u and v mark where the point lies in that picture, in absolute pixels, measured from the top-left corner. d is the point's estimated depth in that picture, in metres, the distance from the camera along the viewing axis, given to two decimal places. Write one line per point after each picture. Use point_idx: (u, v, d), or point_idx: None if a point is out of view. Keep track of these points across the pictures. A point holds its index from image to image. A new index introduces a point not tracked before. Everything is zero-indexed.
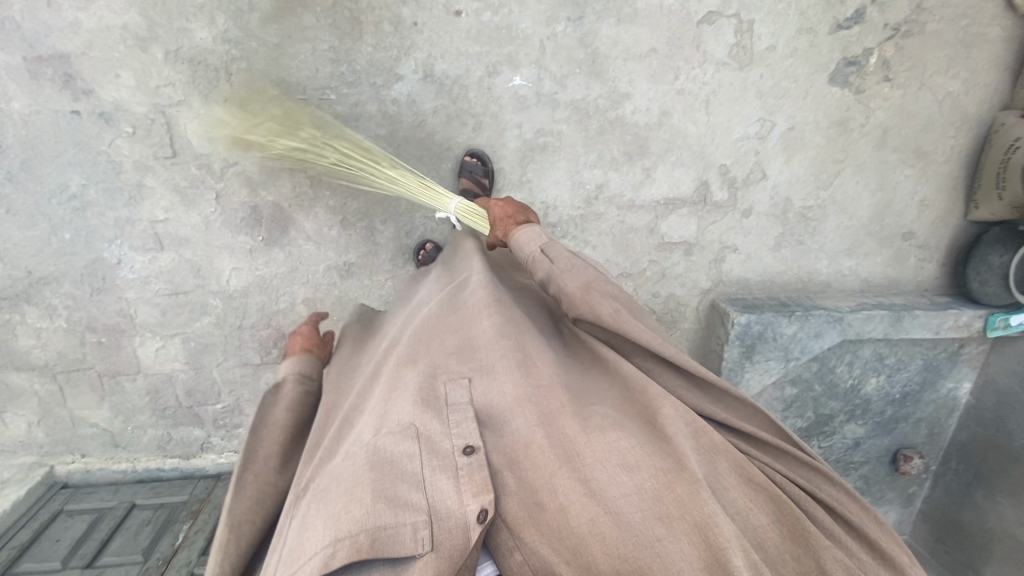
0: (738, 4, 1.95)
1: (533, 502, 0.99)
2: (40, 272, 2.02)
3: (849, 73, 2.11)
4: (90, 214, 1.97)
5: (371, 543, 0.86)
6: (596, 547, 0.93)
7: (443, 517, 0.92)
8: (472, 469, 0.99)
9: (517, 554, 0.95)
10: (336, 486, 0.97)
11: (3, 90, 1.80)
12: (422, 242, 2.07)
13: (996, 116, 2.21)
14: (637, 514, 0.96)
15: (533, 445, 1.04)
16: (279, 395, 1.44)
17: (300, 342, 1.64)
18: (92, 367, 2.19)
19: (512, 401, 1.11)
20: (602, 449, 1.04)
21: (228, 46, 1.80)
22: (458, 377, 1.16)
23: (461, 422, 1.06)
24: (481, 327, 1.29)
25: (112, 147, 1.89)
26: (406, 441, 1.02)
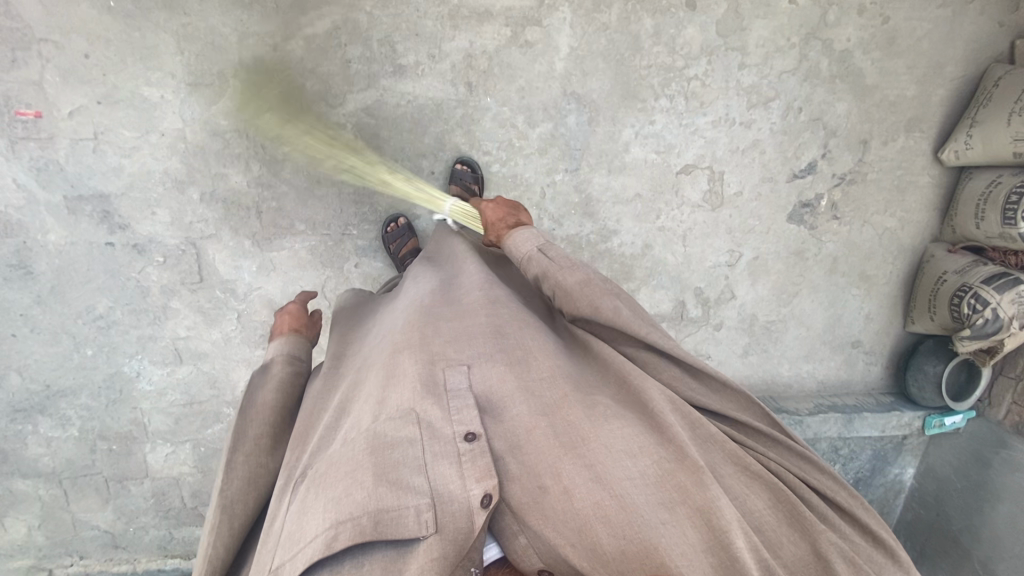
0: (710, 160, 2.26)
1: (536, 485, 1.04)
2: (58, 385, 2.10)
3: (804, 213, 2.43)
4: (115, 332, 2.08)
5: (373, 528, 0.91)
6: (600, 526, 0.99)
7: (446, 501, 0.97)
8: (473, 457, 1.03)
9: (522, 537, 1.02)
10: (336, 468, 1.00)
11: (41, 224, 1.91)
12: (394, 216, 2.04)
13: (927, 247, 2.58)
14: (642, 496, 1.02)
15: (537, 432, 1.09)
16: (267, 375, 1.40)
17: (290, 322, 1.56)
18: (100, 473, 2.25)
19: (513, 390, 1.15)
20: (609, 436, 1.10)
21: (260, 189, 1.98)
22: (458, 363, 1.19)
23: (464, 408, 1.09)
24: (476, 317, 1.32)
25: (142, 273, 2.02)
26: (407, 426, 1.06)
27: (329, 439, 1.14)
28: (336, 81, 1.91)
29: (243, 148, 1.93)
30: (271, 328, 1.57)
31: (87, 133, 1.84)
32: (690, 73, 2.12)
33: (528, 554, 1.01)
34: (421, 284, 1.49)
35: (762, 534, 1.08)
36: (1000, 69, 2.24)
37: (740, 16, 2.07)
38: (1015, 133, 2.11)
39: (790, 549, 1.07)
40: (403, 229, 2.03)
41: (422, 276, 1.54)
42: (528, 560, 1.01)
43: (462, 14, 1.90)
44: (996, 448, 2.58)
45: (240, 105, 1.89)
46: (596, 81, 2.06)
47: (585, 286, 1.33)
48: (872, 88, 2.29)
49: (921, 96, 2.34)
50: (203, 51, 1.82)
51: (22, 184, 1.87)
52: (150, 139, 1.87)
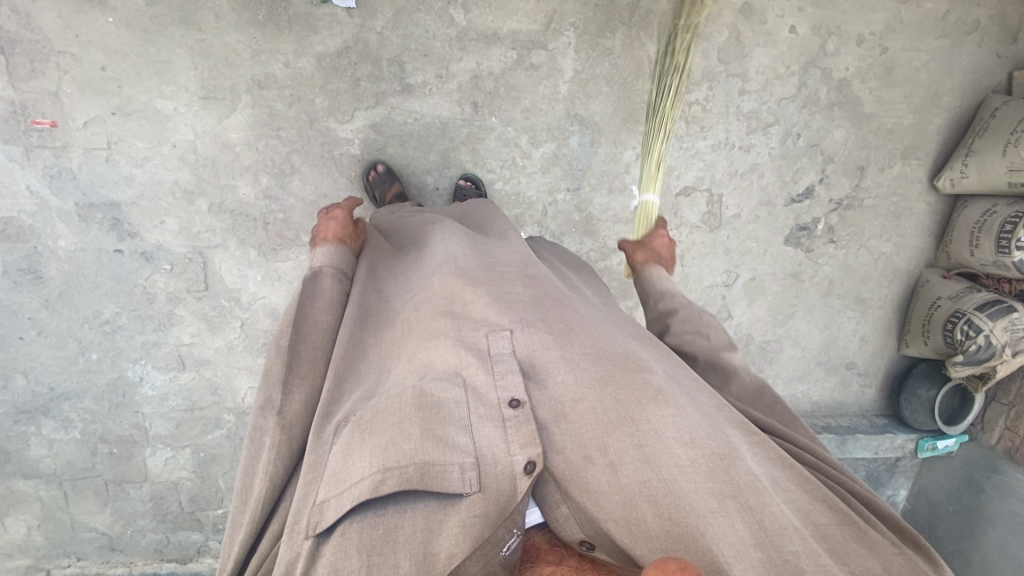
0: (709, 183, 2.30)
1: (580, 456, 0.93)
2: (62, 388, 2.13)
3: (801, 236, 2.47)
4: (120, 337, 2.11)
5: (420, 478, 0.89)
6: (645, 507, 0.87)
7: (489, 463, 0.92)
8: (519, 422, 0.96)
9: (564, 508, 0.94)
10: (384, 418, 0.97)
11: (51, 230, 1.95)
12: (373, 162, 1.99)
13: (922, 272, 2.62)
14: (693, 484, 0.88)
15: (583, 403, 0.98)
16: (317, 288, 1.28)
17: (334, 229, 1.45)
18: (100, 475, 2.27)
19: (559, 358, 1.06)
20: (662, 416, 0.96)
21: (267, 202, 2.02)
22: (501, 329, 1.13)
23: (507, 374, 1.03)
24: (518, 288, 1.26)
25: (149, 280, 2.06)
26: (453, 388, 1.02)
27: (371, 391, 1.10)
28: (345, 98, 1.95)
29: (252, 162, 1.97)
30: (314, 232, 1.47)
31: (101, 143, 1.89)
32: (691, 98, 2.16)
33: (570, 523, 0.94)
34: (458, 247, 1.43)
35: (824, 539, 0.86)
36: (996, 100, 2.29)
37: (741, 44, 2.12)
38: (1010, 164, 2.15)
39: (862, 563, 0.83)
40: (383, 176, 1.99)
41: (454, 237, 1.48)
42: (569, 529, 0.94)
43: (470, 37, 1.95)
44: (987, 472, 2.60)
45: (251, 119, 1.93)
46: (599, 104, 2.10)
47: (692, 321, 1.44)
48: (869, 116, 2.33)
49: (918, 124, 2.38)
50: (217, 66, 1.87)
51: (34, 192, 1.91)
52: (161, 151, 1.92)
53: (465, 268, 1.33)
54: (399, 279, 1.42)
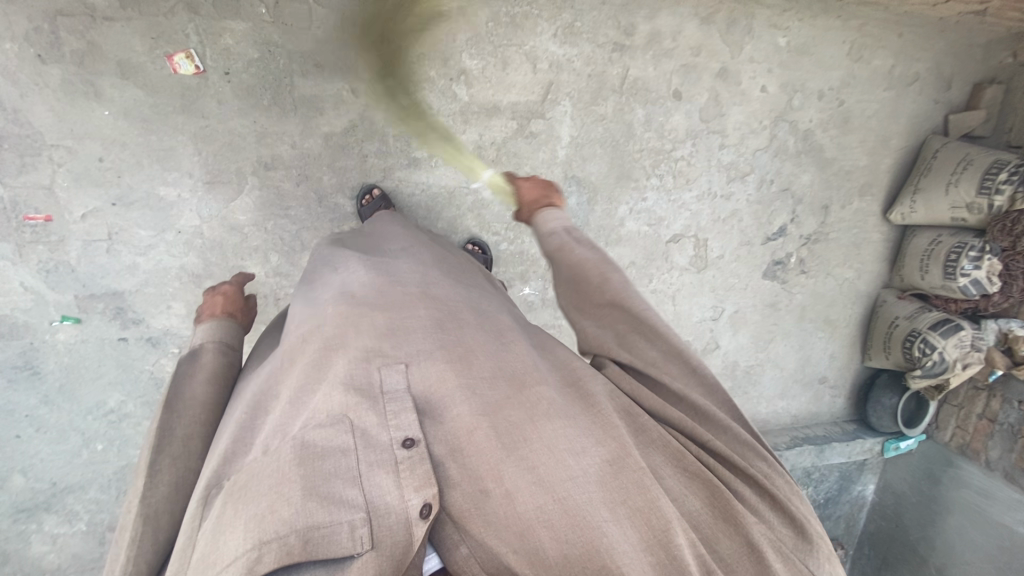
0: (696, 229, 2.48)
1: (476, 490, 0.81)
2: (65, 481, 2.05)
3: (776, 270, 2.69)
4: (126, 424, 2.05)
5: (303, 547, 0.69)
6: (544, 533, 0.79)
7: (383, 514, 0.75)
8: (413, 464, 0.80)
9: (463, 548, 0.79)
10: (261, 482, 0.74)
11: (49, 325, 1.88)
12: (368, 188, 1.96)
13: (880, 293, 2.90)
14: (586, 494, 0.84)
15: (479, 433, 0.86)
16: (196, 365, 1.09)
17: (222, 305, 1.23)
18: (109, 564, 2.20)
19: (443, 374, 0.93)
20: (549, 433, 0.90)
21: (279, 279, 2.02)
22: (394, 360, 0.93)
23: (402, 411, 0.85)
24: (417, 309, 1.06)
25: (156, 365, 2.01)
26: (338, 434, 0.80)
27: (246, 441, 0.88)
28: (353, 175, 1.98)
29: (261, 242, 1.97)
30: (197, 311, 1.24)
31: (101, 234, 1.83)
32: (677, 155, 2.32)
33: (470, 565, 0.78)
34: (349, 263, 1.22)
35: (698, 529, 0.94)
36: (936, 141, 2.57)
37: (720, 104, 2.29)
38: (953, 202, 2.44)
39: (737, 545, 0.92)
40: (379, 202, 1.95)
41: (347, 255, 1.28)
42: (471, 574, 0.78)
43: (472, 110, 2.02)
44: (945, 466, 2.92)
45: (259, 200, 1.92)
46: (593, 165, 2.22)
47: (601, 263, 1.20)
48: (831, 160, 2.57)
49: (871, 165, 2.64)
50: (221, 150, 1.84)
51: (29, 288, 1.83)
52: (166, 238, 1.88)
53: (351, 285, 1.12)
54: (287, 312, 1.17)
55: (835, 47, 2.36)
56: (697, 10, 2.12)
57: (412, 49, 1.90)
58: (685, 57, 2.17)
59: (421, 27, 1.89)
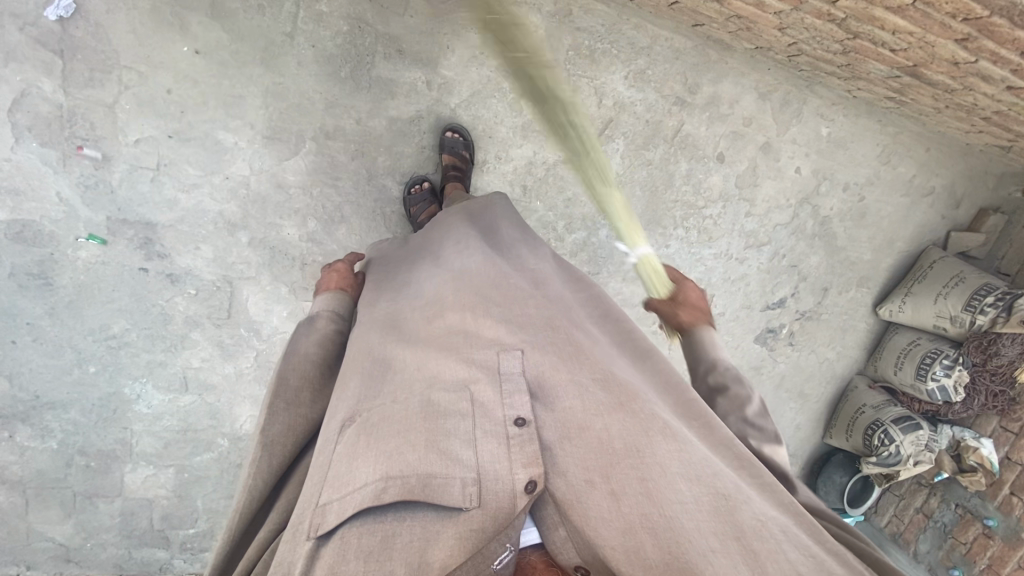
0: (706, 283, 2.60)
1: (583, 480, 0.91)
2: (49, 396, 2.03)
3: (768, 337, 2.85)
4: (124, 352, 2.04)
5: (422, 488, 0.84)
6: (644, 539, 0.83)
7: (491, 479, 0.88)
8: (522, 442, 0.93)
9: (561, 530, 0.88)
10: (390, 425, 0.95)
11: (73, 239, 1.86)
12: (421, 178, 2.00)
13: (853, 378, 3.10)
14: (697, 521, 0.85)
15: (595, 428, 0.97)
16: (313, 327, 1.34)
17: (336, 280, 1.53)
18: (69, 487, 2.17)
19: (568, 379, 1.06)
20: (670, 449, 0.94)
21: (310, 244, 2.04)
22: (512, 347, 1.11)
23: (516, 393, 1.01)
24: (528, 308, 1.25)
25: (168, 302, 2.01)
26: (460, 399, 1.00)
27: (374, 391, 1.06)
28: (407, 163, 2.03)
29: (301, 205, 1.99)
30: (317, 283, 1.55)
31: (149, 163, 1.83)
32: (707, 213, 2.44)
33: (567, 547, 0.87)
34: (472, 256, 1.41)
35: None
36: (935, 253, 2.78)
37: (756, 175, 2.43)
38: (939, 311, 2.65)
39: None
40: (426, 195, 2.00)
41: (465, 240, 1.49)
42: (566, 553, 0.87)
43: (532, 128, 2.10)
44: None
45: (311, 165, 1.95)
46: (629, 205, 2.32)
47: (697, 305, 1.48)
48: (840, 248, 2.74)
49: (874, 260, 2.83)
50: (288, 109, 1.87)
51: (63, 199, 1.81)
52: (212, 181, 1.89)
53: (471, 280, 1.32)
54: (406, 284, 1.43)
55: (869, 147, 2.52)
56: (758, 85, 2.25)
57: (492, 58, 1.97)
58: (736, 125, 2.30)
59: None
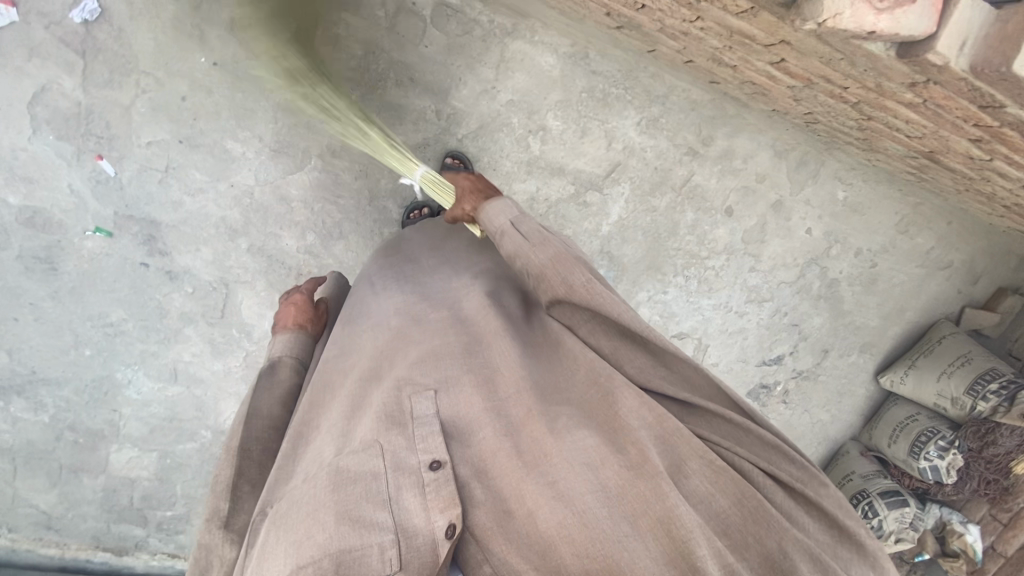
0: (701, 332, 2.57)
1: (500, 509, 0.91)
2: (45, 373, 2.11)
3: (760, 391, 2.80)
4: (119, 340, 2.11)
5: (339, 570, 0.79)
6: (563, 547, 0.86)
7: (410, 535, 0.85)
8: (439, 485, 0.91)
9: (486, 569, 0.87)
10: (302, 508, 0.87)
11: (80, 230, 1.92)
12: (421, 204, 1.99)
13: (845, 443, 3.02)
14: (604, 510, 0.88)
15: (501, 454, 0.95)
16: (274, 380, 1.25)
17: (295, 315, 1.37)
18: (57, 459, 2.26)
19: (479, 411, 1.01)
20: (568, 450, 0.96)
21: (307, 256, 2.07)
22: (424, 387, 1.04)
23: (428, 436, 0.96)
24: (439, 333, 1.16)
25: (165, 297, 2.07)
26: (371, 459, 0.92)
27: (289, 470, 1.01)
28: (409, 186, 2.04)
29: (302, 218, 2.02)
30: (274, 319, 1.38)
31: (159, 164, 1.88)
32: (709, 264, 2.41)
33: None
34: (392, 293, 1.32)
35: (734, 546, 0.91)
36: (944, 327, 2.69)
37: (764, 231, 2.38)
38: (940, 390, 2.57)
39: (755, 549, 0.91)
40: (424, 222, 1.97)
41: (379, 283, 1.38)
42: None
43: (537, 164, 2.10)
44: None
45: (315, 181, 1.98)
46: (628, 248, 2.30)
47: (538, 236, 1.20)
48: (846, 312, 2.67)
49: (880, 327, 2.75)
50: (297, 126, 1.90)
51: (75, 191, 1.87)
52: (218, 187, 1.93)
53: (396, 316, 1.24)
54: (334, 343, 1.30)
55: (886, 214, 2.45)
56: (775, 143, 2.20)
57: (503, 93, 1.97)
58: (748, 180, 2.25)
59: (519, 76, 1.95)
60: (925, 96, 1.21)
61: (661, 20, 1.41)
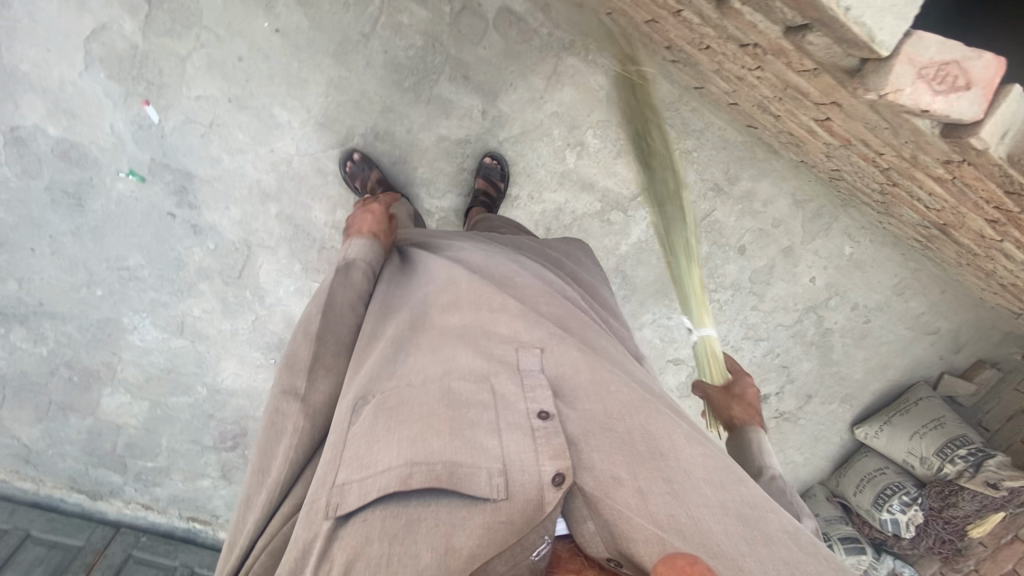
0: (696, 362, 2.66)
1: (614, 477, 0.89)
2: (51, 307, 2.11)
3: None
4: (132, 285, 2.11)
5: (448, 476, 0.84)
6: (677, 539, 0.82)
7: (517, 470, 0.86)
8: (549, 433, 0.91)
9: (590, 523, 0.85)
10: (414, 410, 0.94)
11: (113, 171, 1.93)
12: (350, 151, 1.96)
13: (813, 486, 3.13)
14: (723, 527, 0.86)
15: (616, 428, 0.96)
16: (348, 279, 1.34)
17: (370, 223, 1.47)
18: (47, 394, 2.25)
19: (590, 381, 1.03)
20: (688, 455, 0.95)
21: (334, 231, 2.10)
22: (532, 346, 1.09)
23: (539, 388, 0.99)
24: (544, 308, 1.21)
25: (186, 250, 2.08)
26: (482, 392, 0.98)
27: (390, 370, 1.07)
28: (444, 179, 2.09)
29: (335, 193, 2.05)
30: (350, 222, 1.51)
31: (204, 119, 1.89)
32: (715, 297, 2.50)
33: (595, 541, 0.84)
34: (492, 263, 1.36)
35: None
36: (922, 390, 2.81)
37: (771, 274, 2.48)
38: (912, 448, 2.70)
39: None
40: (361, 167, 1.94)
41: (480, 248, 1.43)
42: (595, 546, 0.84)
43: (570, 177, 2.16)
44: None
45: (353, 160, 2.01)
46: (642, 270, 2.38)
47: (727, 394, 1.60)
48: (833, 361, 2.78)
49: (863, 381, 2.87)
50: (346, 103, 1.93)
51: (115, 132, 1.88)
52: (258, 150, 1.95)
53: (496, 283, 1.26)
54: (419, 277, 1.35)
55: (886, 275, 2.57)
56: (795, 192, 2.30)
57: (549, 104, 2.03)
58: (764, 223, 2.35)
59: (567, 91, 2.02)
60: (956, 173, 1.31)
61: (720, 64, 1.49)
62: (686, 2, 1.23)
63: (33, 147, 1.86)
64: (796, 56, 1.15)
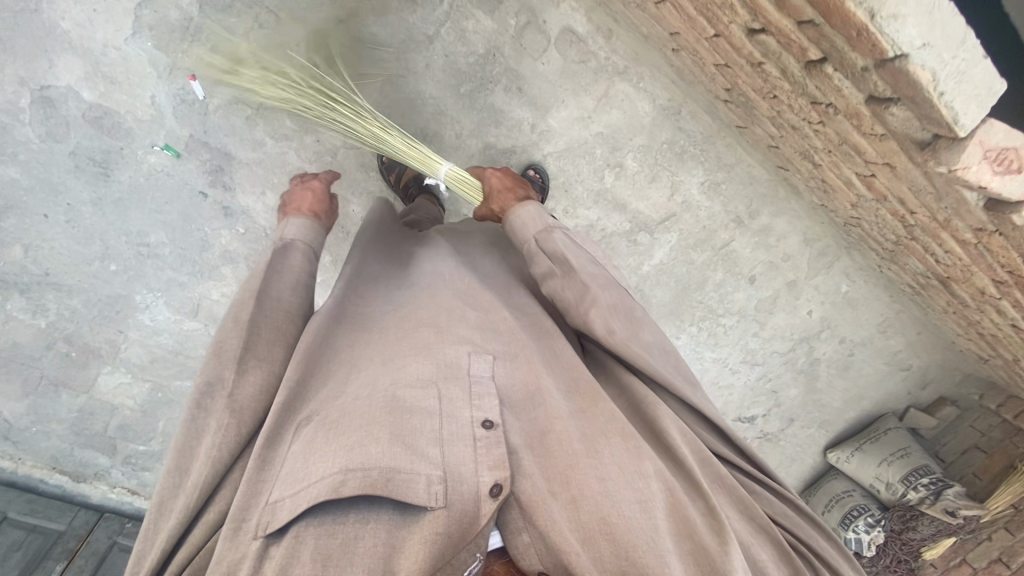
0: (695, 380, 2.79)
1: (547, 489, 0.92)
2: (58, 278, 1.98)
3: None
4: (150, 263, 2.02)
5: (385, 483, 0.82)
6: (605, 541, 0.88)
7: (455, 479, 0.87)
8: (489, 445, 0.93)
9: (524, 535, 0.89)
10: (350, 418, 0.90)
11: (147, 142, 1.84)
12: None
13: None
14: (654, 523, 0.91)
15: (556, 433, 1.00)
16: (287, 262, 1.19)
17: (310, 202, 1.36)
18: (40, 369, 2.11)
19: (534, 393, 1.07)
20: (623, 454, 0.99)
21: None
22: (485, 354, 1.10)
23: (485, 396, 1.00)
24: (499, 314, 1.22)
25: (213, 232, 2.01)
26: (429, 397, 0.97)
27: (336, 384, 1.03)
28: None
29: (375, 189, 2.04)
30: (285, 197, 1.38)
31: (251, 101, 1.84)
32: (721, 321, 2.64)
33: (529, 552, 0.88)
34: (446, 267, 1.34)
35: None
36: (891, 420, 3.04)
37: (774, 303, 2.63)
38: (879, 474, 2.91)
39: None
40: None
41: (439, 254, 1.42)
42: (529, 559, 0.88)
43: (604, 196, 2.23)
44: None
45: None
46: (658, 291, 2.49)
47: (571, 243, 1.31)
48: (817, 388, 2.98)
49: (840, 409, 3.08)
50: (399, 102, 1.93)
51: (155, 104, 1.79)
52: (304, 138, 1.92)
53: (449, 285, 1.27)
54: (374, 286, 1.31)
55: (875, 314, 2.76)
56: (807, 231, 2.45)
57: (595, 125, 2.09)
58: (776, 256, 2.49)
59: (614, 114, 2.08)
60: (982, 240, 1.45)
61: (781, 112, 1.58)
62: (772, 58, 1.31)
63: (62, 109, 1.75)
64: (869, 121, 1.26)
